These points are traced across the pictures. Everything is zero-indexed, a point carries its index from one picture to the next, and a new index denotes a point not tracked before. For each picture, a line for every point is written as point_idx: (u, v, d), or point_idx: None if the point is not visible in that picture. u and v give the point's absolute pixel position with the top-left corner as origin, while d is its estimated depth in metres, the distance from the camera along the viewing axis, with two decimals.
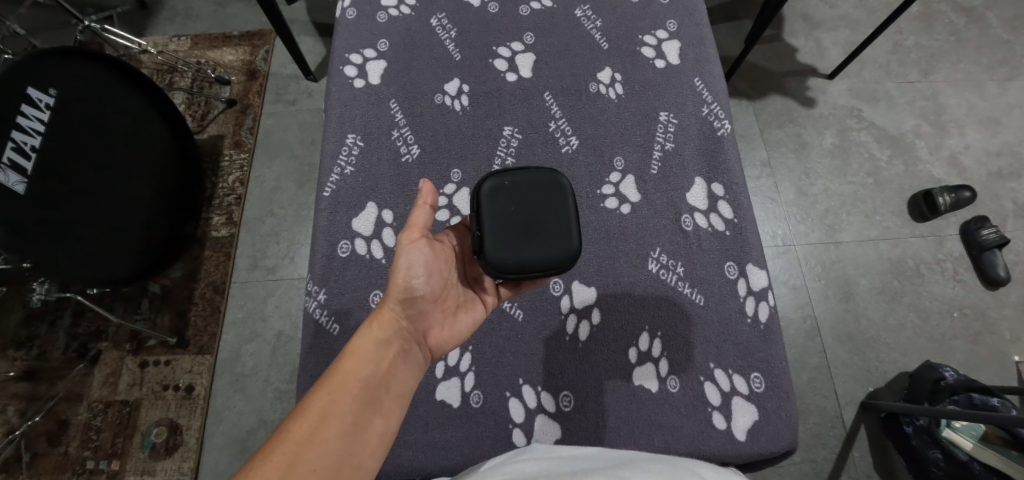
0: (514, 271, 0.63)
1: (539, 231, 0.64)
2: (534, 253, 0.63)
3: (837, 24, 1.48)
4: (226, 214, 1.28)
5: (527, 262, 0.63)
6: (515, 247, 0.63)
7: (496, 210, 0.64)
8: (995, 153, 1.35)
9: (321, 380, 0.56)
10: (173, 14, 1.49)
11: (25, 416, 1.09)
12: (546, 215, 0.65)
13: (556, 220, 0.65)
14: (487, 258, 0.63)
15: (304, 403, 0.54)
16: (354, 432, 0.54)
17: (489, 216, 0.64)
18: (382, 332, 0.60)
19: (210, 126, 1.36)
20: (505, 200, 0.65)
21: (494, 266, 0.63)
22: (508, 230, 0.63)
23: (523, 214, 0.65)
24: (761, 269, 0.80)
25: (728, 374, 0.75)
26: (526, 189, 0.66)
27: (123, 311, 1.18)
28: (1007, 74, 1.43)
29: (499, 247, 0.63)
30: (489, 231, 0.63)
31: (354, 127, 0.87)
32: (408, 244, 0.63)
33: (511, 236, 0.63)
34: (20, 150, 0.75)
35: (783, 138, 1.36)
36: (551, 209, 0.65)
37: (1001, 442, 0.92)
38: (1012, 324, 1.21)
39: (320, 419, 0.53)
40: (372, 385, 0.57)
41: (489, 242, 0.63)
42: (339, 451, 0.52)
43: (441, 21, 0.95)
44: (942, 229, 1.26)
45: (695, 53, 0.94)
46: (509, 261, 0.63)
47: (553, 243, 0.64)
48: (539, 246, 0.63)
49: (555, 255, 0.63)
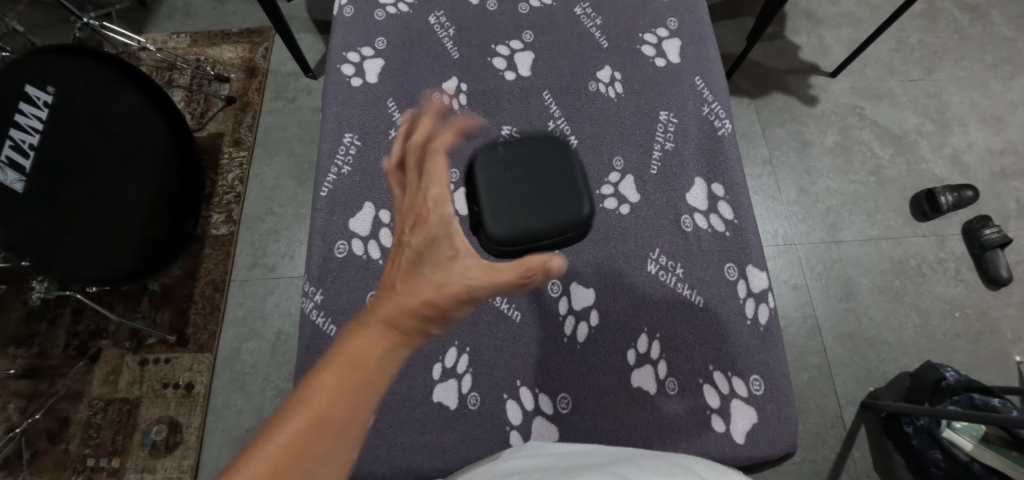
0: (516, 241, 0.60)
1: (544, 194, 0.61)
2: (541, 217, 0.60)
3: (839, 21, 1.47)
4: (226, 213, 1.28)
5: (535, 228, 0.60)
6: (517, 215, 0.60)
7: (490, 181, 0.62)
8: (998, 151, 1.34)
9: (323, 365, 0.43)
10: (172, 11, 1.48)
11: (25, 414, 1.09)
12: (549, 176, 0.63)
13: (562, 181, 0.63)
14: (490, 235, 0.59)
15: (305, 388, 0.42)
16: (348, 453, 0.42)
17: (485, 188, 0.61)
18: (401, 345, 0.48)
19: (210, 123, 1.35)
20: (501, 166, 0.63)
21: (495, 239, 0.59)
22: (507, 197, 0.61)
23: (523, 178, 0.62)
24: (761, 270, 0.80)
25: (728, 376, 0.75)
26: (518, 155, 0.63)
27: (123, 309, 1.18)
28: (1010, 71, 1.42)
29: (497, 217, 0.59)
30: (486, 203, 0.61)
31: (351, 125, 0.86)
32: (468, 296, 0.51)
33: (512, 203, 0.60)
34: (18, 148, 0.74)
35: (785, 136, 1.35)
36: (557, 171, 0.63)
37: (1000, 441, 0.90)
38: (1013, 323, 1.20)
39: (311, 431, 0.40)
40: (375, 394, 0.45)
41: (487, 215, 0.60)
42: (330, 472, 0.40)
43: (440, 19, 0.94)
44: (945, 228, 1.26)
45: (696, 51, 0.93)
46: (510, 233, 0.59)
47: (561, 204, 0.61)
48: (549, 208, 0.61)
49: (565, 217, 0.61)
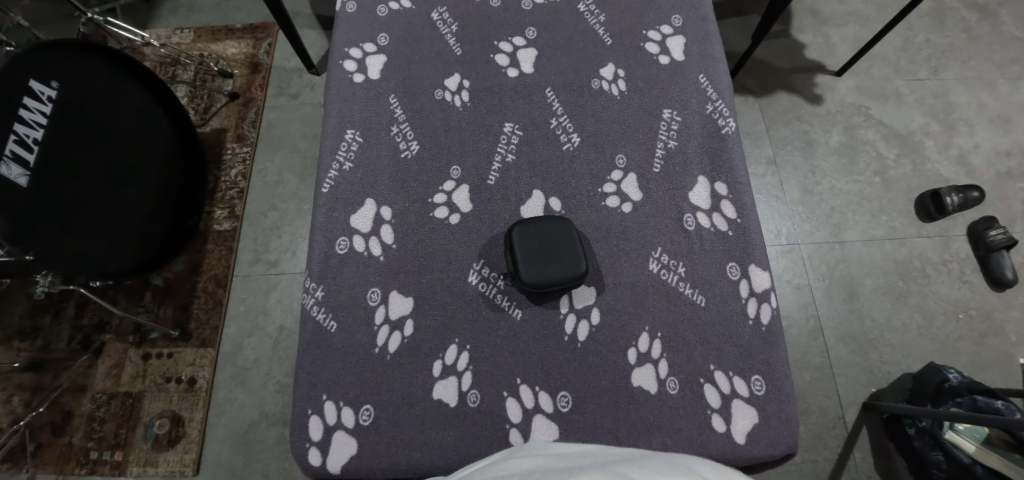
0: (543, 287, 0.74)
1: (563, 252, 0.75)
2: (560, 270, 0.74)
3: (845, 20, 1.46)
4: (228, 208, 1.28)
5: (556, 278, 0.74)
6: (543, 268, 0.74)
7: (524, 241, 0.76)
8: (1005, 152, 1.33)
9: None
10: (176, 6, 1.48)
11: (29, 407, 1.10)
12: (567, 237, 0.76)
13: (577, 242, 0.77)
14: (523, 282, 0.74)
15: None
16: None
17: (520, 249, 0.75)
18: None
19: (213, 119, 1.35)
20: (531, 229, 0.76)
21: (528, 285, 0.74)
22: (535, 254, 0.75)
23: (547, 238, 0.76)
24: (764, 270, 0.79)
25: (729, 376, 0.74)
26: (544, 223, 0.77)
27: (126, 304, 1.18)
28: (1019, 72, 1.41)
29: (529, 270, 0.74)
30: (520, 258, 0.75)
31: (353, 121, 0.86)
32: None
33: (539, 259, 0.75)
34: (22, 142, 0.75)
35: (789, 136, 1.34)
36: (573, 233, 0.77)
37: (1004, 445, 0.90)
38: (1018, 325, 1.19)
39: None
40: None
41: (521, 268, 0.74)
42: None
43: (442, 15, 0.94)
44: (950, 230, 1.25)
45: (700, 50, 0.92)
46: (539, 282, 0.74)
47: (575, 260, 0.75)
48: (567, 262, 0.75)
49: (578, 269, 0.75)
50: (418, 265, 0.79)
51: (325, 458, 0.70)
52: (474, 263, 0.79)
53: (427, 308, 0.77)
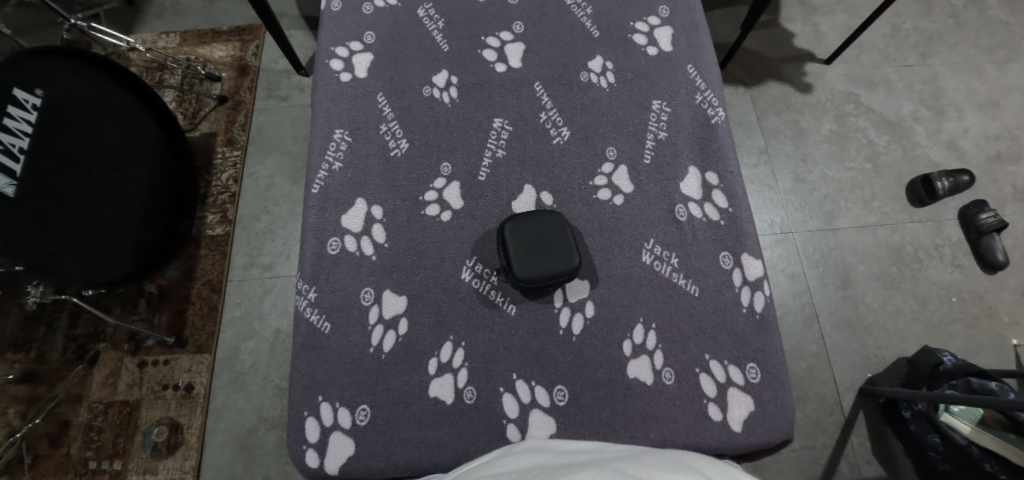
0: (535, 283, 0.74)
1: (553, 249, 0.75)
2: (551, 267, 0.74)
3: (834, 8, 1.46)
4: (221, 213, 1.27)
5: (548, 274, 0.74)
6: (535, 264, 0.74)
7: (516, 238, 0.75)
8: (994, 136, 1.33)
9: None
10: (161, 10, 1.47)
11: (25, 419, 1.09)
12: (555, 235, 0.76)
13: (565, 240, 0.76)
14: (516, 278, 0.74)
15: None
16: None
17: (513, 245, 0.75)
18: None
19: (202, 123, 1.34)
20: (522, 228, 0.76)
21: (522, 281, 0.74)
22: (526, 250, 0.75)
23: (537, 236, 0.76)
24: (756, 258, 0.79)
25: (724, 365, 0.75)
26: (537, 218, 0.77)
27: (121, 312, 1.17)
28: (1006, 56, 1.41)
29: (522, 266, 0.74)
30: (512, 254, 0.74)
31: (341, 121, 0.86)
32: None
33: (531, 255, 0.74)
34: (8, 152, 0.74)
35: (780, 125, 1.35)
36: (562, 231, 0.76)
37: (999, 425, 0.89)
38: (1010, 307, 1.20)
39: None
40: None
41: (514, 263, 0.74)
42: None
43: (428, 12, 0.93)
44: (941, 214, 1.26)
45: (689, 40, 0.92)
46: (531, 277, 0.74)
47: (563, 257, 0.75)
48: (557, 259, 0.74)
49: (566, 266, 0.74)
50: (411, 264, 0.78)
51: (323, 459, 0.70)
52: (468, 259, 0.79)
53: (421, 307, 0.76)
